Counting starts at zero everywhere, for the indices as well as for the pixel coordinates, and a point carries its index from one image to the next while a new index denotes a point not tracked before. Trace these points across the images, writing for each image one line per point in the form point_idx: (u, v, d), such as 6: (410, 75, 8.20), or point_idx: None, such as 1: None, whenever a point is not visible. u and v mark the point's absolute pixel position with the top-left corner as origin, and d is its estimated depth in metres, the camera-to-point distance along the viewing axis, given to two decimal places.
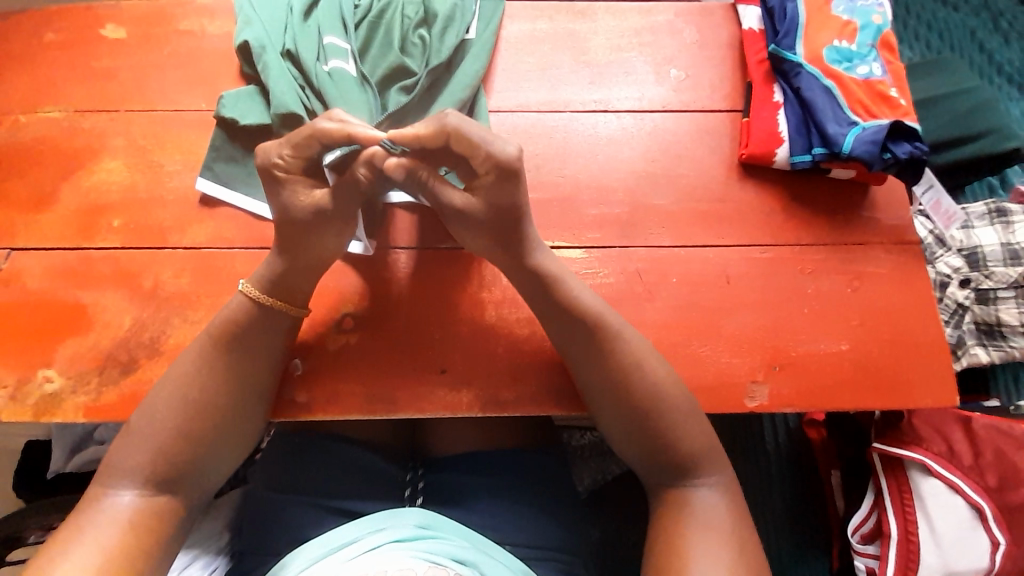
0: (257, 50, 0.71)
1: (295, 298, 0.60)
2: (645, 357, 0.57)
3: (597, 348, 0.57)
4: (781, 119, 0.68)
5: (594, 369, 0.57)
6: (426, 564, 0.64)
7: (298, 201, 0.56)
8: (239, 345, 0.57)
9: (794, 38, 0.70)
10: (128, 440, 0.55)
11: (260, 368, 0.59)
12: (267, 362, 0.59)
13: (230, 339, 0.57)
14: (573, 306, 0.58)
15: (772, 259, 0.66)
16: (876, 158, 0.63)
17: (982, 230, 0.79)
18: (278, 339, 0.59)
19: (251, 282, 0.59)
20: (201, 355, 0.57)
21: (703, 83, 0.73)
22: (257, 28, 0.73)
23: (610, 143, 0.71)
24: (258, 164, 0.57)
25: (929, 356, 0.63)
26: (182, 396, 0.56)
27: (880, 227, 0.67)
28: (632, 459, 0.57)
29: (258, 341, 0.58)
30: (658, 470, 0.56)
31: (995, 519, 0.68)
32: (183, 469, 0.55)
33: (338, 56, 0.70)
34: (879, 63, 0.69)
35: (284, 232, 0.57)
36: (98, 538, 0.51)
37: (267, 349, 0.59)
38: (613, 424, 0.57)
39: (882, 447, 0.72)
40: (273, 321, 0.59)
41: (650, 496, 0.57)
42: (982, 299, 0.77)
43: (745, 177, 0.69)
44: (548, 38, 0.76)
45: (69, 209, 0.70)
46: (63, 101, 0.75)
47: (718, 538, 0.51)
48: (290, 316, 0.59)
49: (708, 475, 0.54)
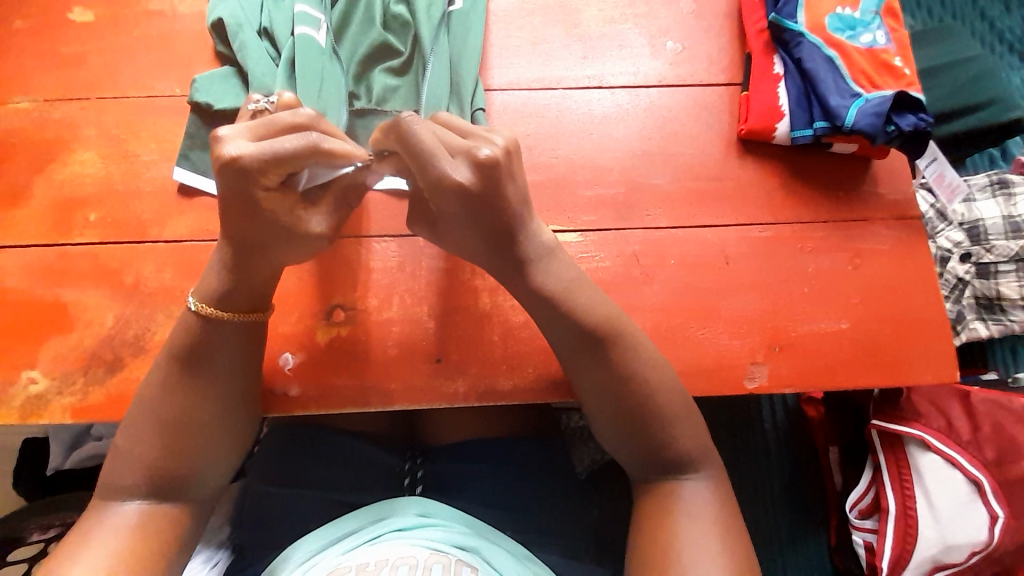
0: (233, 28, 0.67)
1: (259, 305, 0.57)
2: (639, 348, 0.55)
3: (590, 339, 0.55)
4: (782, 91, 0.66)
5: (585, 362, 0.56)
6: (427, 552, 0.63)
7: (281, 217, 0.51)
8: (216, 349, 0.55)
9: (795, 6, 0.67)
10: (115, 455, 0.54)
11: (248, 366, 0.57)
12: (248, 363, 0.57)
13: (195, 351, 0.55)
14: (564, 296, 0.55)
15: (771, 238, 0.65)
16: (879, 130, 0.61)
17: (983, 202, 0.78)
18: (248, 344, 0.57)
19: (201, 298, 0.55)
20: (176, 361, 0.55)
21: (700, 55, 0.71)
22: (232, 4, 0.69)
23: (604, 122, 0.68)
24: (225, 166, 0.47)
25: (930, 332, 0.63)
26: (160, 410, 0.54)
27: (882, 201, 0.66)
28: (627, 450, 0.56)
29: (234, 343, 0.56)
30: (650, 466, 0.55)
31: (994, 493, 0.68)
32: (178, 476, 0.54)
33: (318, 36, 0.67)
34: (883, 31, 0.67)
35: (251, 241, 0.52)
36: (107, 548, 0.50)
37: (236, 357, 0.56)
38: (608, 415, 0.56)
39: (881, 423, 0.72)
40: (236, 329, 0.56)
41: (639, 486, 0.56)
42: (983, 273, 0.76)
43: (744, 154, 0.67)
44: (539, 11, 0.72)
45: (44, 204, 0.67)
46: (30, 90, 0.71)
47: (714, 525, 0.51)
48: (252, 323, 0.57)
49: (700, 468, 0.54)
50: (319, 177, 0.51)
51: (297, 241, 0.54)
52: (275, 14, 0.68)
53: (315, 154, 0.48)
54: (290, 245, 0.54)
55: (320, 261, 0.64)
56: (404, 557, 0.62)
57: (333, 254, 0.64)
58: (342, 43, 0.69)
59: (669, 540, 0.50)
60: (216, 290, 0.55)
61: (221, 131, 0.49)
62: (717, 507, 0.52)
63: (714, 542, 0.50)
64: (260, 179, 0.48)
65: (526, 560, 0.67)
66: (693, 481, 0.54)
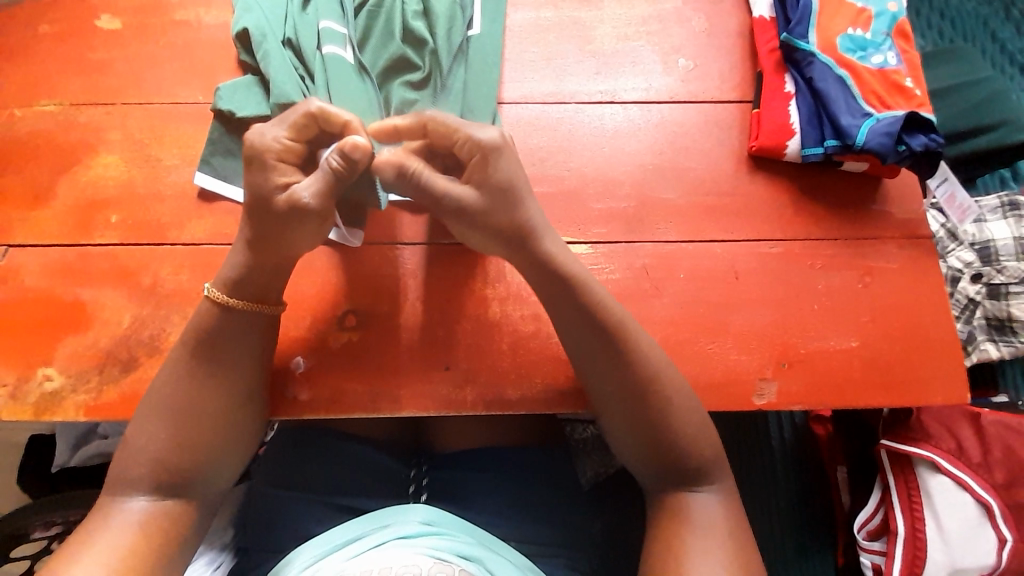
0: (257, 38, 0.69)
1: (267, 295, 0.58)
2: (642, 353, 0.55)
3: (598, 345, 0.56)
4: (793, 110, 0.67)
5: (576, 343, 0.56)
6: (430, 561, 0.64)
7: (276, 184, 0.53)
8: (224, 347, 0.56)
9: (807, 26, 0.68)
10: (129, 446, 0.55)
11: (250, 366, 0.57)
12: (254, 360, 0.57)
13: (208, 343, 0.56)
14: (575, 299, 0.56)
15: (782, 254, 0.65)
16: (890, 150, 0.61)
17: (994, 223, 0.77)
18: (255, 342, 0.57)
19: (217, 285, 0.57)
20: (187, 358, 0.56)
21: (712, 72, 0.71)
22: (256, 15, 0.71)
23: (616, 136, 0.69)
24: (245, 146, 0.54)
25: (941, 352, 0.62)
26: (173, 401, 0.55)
27: (892, 220, 0.66)
28: (635, 459, 0.56)
29: (245, 342, 0.57)
30: (657, 478, 0.55)
31: (1003, 516, 0.67)
32: (185, 471, 0.54)
33: (342, 51, 0.69)
34: (894, 52, 0.67)
35: (259, 220, 0.54)
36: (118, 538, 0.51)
37: (246, 354, 0.57)
38: (612, 426, 0.56)
39: (891, 444, 0.71)
40: (247, 323, 0.57)
41: (648, 496, 0.56)
42: (994, 294, 0.76)
43: (755, 170, 0.68)
44: (553, 27, 0.74)
45: (66, 204, 0.68)
46: (57, 94, 0.73)
47: (720, 537, 0.51)
48: (260, 314, 0.57)
49: (710, 482, 0.54)
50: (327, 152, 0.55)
51: (303, 221, 0.54)
52: (300, 24, 0.70)
53: (315, 116, 0.54)
54: (290, 220, 0.53)
55: (334, 266, 0.65)
56: (410, 567, 0.63)
57: (348, 260, 0.65)
58: (363, 57, 0.70)
59: (675, 556, 0.50)
60: (230, 277, 0.56)
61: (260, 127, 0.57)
62: (722, 519, 0.52)
63: (723, 558, 0.50)
64: (273, 151, 0.53)
65: (529, 571, 0.67)
66: (701, 493, 0.53)
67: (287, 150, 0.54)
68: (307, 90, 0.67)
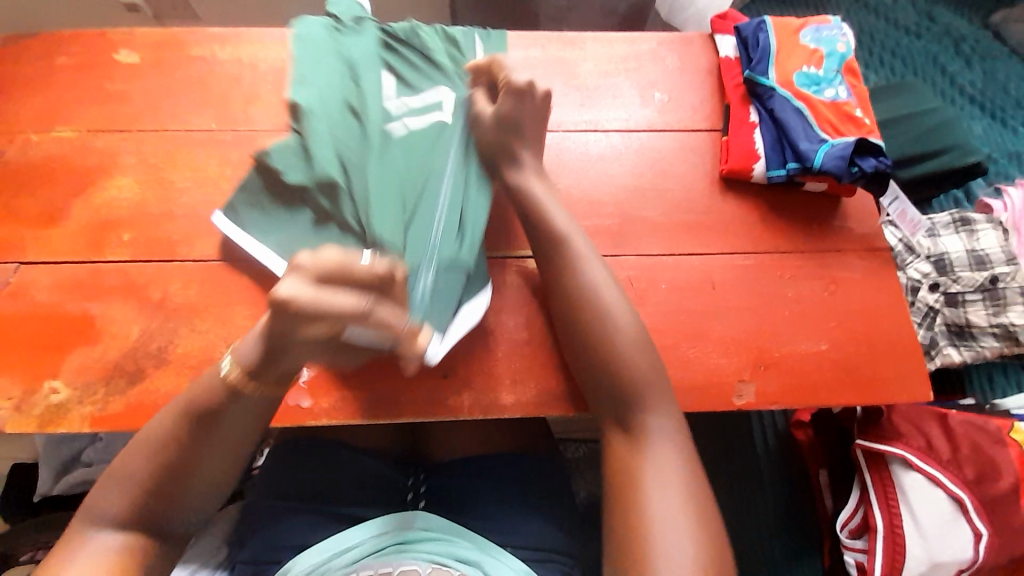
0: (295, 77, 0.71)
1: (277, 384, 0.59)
2: (607, 304, 0.62)
3: (597, 334, 0.61)
4: (758, 136, 0.74)
5: (574, 329, 0.63)
6: (430, 566, 0.67)
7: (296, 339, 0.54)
8: (216, 420, 0.57)
9: (767, 64, 0.76)
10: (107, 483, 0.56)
11: (232, 446, 0.58)
12: (240, 445, 0.58)
13: (207, 417, 0.56)
14: (584, 295, 0.63)
15: (753, 265, 0.71)
16: (844, 171, 0.68)
17: (948, 237, 0.84)
18: (245, 424, 0.58)
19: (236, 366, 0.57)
20: (174, 428, 0.56)
21: (684, 104, 0.79)
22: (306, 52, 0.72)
23: (601, 160, 0.76)
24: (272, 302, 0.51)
25: (903, 354, 0.68)
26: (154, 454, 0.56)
27: (852, 234, 0.72)
28: (609, 438, 0.60)
29: (235, 424, 0.57)
30: (619, 442, 0.58)
31: (975, 510, 0.71)
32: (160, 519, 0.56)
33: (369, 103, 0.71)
34: (844, 86, 0.76)
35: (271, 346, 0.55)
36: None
37: (241, 429, 0.58)
38: (603, 406, 0.61)
39: (866, 443, 0.75)
40: (247, 405, 0.58)
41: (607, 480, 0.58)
42: (952, 302, 0.82)
43: (726, 190, 0.74)
44: (541, 65, 0.81)
45: (81, 224, 0.73)
46: (75, 122, 0.78)
47: (680, 519, 0.52)
48: (266, 399, 0.59)
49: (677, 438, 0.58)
50: (359, 337, 0.57)
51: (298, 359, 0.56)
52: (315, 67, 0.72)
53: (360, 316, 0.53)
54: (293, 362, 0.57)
55: None
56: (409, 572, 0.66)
57: None
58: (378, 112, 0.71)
59: (634, 488, 0.54)
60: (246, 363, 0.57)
61: (301, 260, 0.53)
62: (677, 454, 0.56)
63: (678, 487, 0.54)
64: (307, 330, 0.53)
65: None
66: (655, 423, 0.58)
67: (316, 334, 0.54)
68: (306, 132, 0.68)
